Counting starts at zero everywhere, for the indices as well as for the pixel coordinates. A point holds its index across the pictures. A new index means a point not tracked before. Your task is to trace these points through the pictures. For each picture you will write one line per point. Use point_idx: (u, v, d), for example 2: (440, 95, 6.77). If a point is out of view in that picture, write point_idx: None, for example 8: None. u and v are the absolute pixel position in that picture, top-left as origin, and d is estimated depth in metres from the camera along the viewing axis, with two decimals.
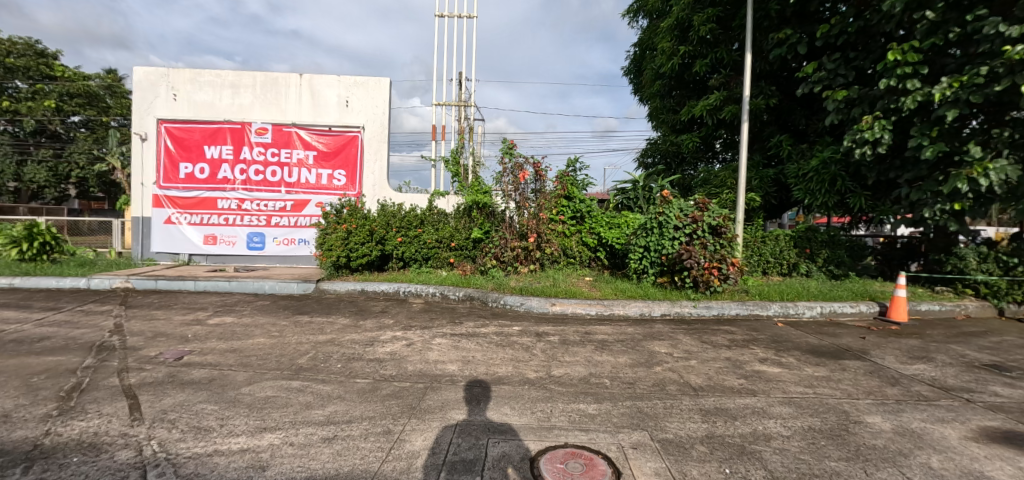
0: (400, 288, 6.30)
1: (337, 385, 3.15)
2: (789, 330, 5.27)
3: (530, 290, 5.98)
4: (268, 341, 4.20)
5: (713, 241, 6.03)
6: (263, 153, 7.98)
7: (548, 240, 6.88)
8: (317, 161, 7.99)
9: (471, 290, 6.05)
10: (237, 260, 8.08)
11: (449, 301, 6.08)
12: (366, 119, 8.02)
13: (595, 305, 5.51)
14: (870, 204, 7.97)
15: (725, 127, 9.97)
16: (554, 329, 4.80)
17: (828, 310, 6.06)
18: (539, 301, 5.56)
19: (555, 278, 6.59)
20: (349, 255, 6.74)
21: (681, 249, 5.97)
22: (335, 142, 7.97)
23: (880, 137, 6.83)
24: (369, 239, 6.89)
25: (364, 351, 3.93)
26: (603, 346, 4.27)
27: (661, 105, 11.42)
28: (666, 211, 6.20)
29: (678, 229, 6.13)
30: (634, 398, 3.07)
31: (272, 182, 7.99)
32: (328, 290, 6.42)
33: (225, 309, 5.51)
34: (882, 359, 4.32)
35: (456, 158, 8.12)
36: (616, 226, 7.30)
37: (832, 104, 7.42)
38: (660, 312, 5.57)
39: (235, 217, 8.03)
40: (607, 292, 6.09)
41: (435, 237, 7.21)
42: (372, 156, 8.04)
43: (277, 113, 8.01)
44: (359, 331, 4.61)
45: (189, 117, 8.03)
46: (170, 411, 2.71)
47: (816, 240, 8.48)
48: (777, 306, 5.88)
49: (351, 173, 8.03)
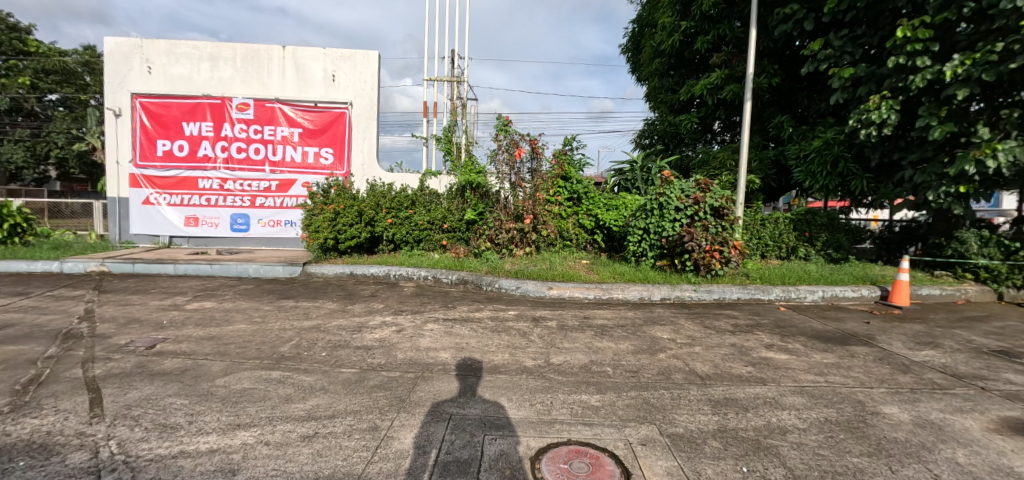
0: (390, 271, 6.06)
1: (321, 376, 2.92)
2: (793, 315, 5.12)
3: (526, 273, 5.74)
4: (249, 328, 3.95)
5: (715, 223, 5.84)
6: (245, 130, 7.57)
7: (544, 222, 6.63)
8: (302, 139, 7.59)
9: (464, 274, 5.81)
10: (221, 242, 7.74)
11: (441, 284, 5.84)
12: (354, 95, 7.63)
13: (593, 289, 5.31)
14: (872, 187, 7.81)
15: (726, 107, 9.79)
16: (552, 314, 4.61)
17: (830, 294, 5.94)
18: (536, 285, 5.35)
19: (552, 261, 6.36)
20: (337, 237, 6.46)
21: (682, 231, 5.74)
22: (320, 118, 7.58)
23: (886, 118, 6.64)
24: (358, 220, 6.61)
25: (352, 338, 3.69)
26: (603, 332, 4.08)
27: (660, 84, 11.05)
28: (667, 191, 5.95)
29: (679, 211, 5.90)
30: (638, 388, 2.89)
31: (255, 160, 7.58)
32: (315, 273, 6.15)
33: (206, 293, 5.24)
34: (889, 345, 4.20)
35: (448, 137, 7.81)
36: (615, 207, 7.08)
37: (838, 83, 7.19)
38: (660, 296, 5.39)
39: (218, 198, 7.65)
40: (605, 275, 5.89)
41: (427, 218, 6.94)
42: (361, 134, 7.68)
43: (258, 88, 7.58)
44: (347, 316, 4.37)
45: (165, 92, 7.59)
46: (135, 406, 2.48)
47: (816, 223, 8.37)
48: (779, 291, 5.74)
49: (338, 151, 7.64)
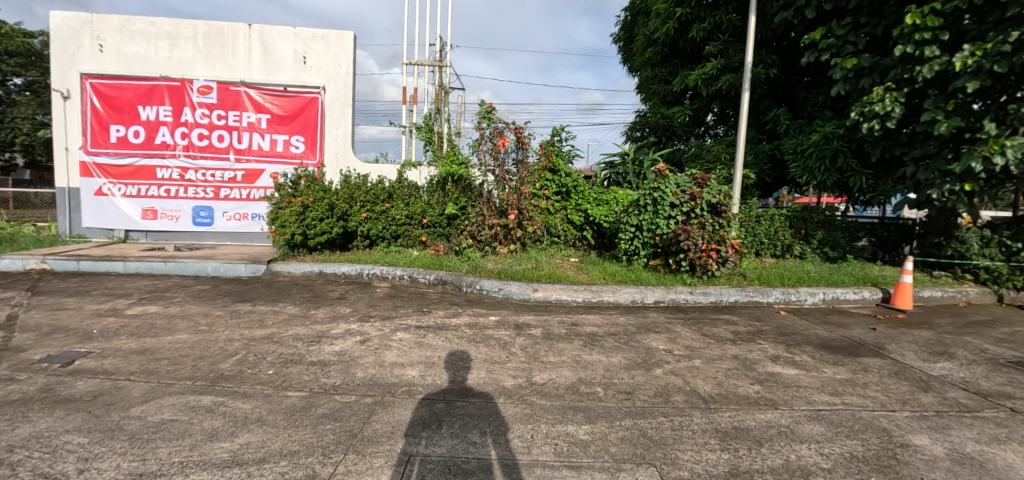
0: (363, 270, 5.59)
1: (260, 402, 2.46)
2: (795, 320, 4.79)
3: (510, 273, 5.31)
4: (191, 338, 3.46)
5: (712, 220, 5.47)
6: (207, 115, 6.97)
7: (530, 217, 6.19)
8: (271, 125, 7.03)
9: (443, 273, 5.36)
10: (182, 237, 7.16)
11: (418, 285, 5.38)
12: (328, 79, 7.08)
13: (582, 291, 4.90)
14: (871, 184, 7.54)
15: (720, 99, 9.43)
16: (537, 320, 4.19)
17: (831, 296, 5.63)
18: (520, 286, 4.93)
19: (538, 260, 5.93)
20: (306, 232, 5.95)
21: (677, 229, 5.35)
22: (290, 104, 7.01)
23: (891, 111, 6.33)
24: (329, 214, 6.11)
25: (307, 352, 3.23)
26: (593, 342, 3.67)
27: (653, 74, 10.63)
28: (661, 186, 5.56)
29: (674, 207, 5.51)
30: (634, 415, 2.48)
31: (219, 148, 7.00)
32: (281, 272, 5.65)
33: (154, 296, 4.71)
34: (901, 356, 3.87)
35: (429, 125, 7.32)
36: (605, 202, 6.70)
37: (839, 74, 6.86)
38: (654, 299, 5.01)
39: (178, 189, 7.06)
40: (595, 276, 5.48)
41: (405, 212, 6.46)
42: (335, 121, 7.12)
43: (222, 70, 6.99)
44: (308, 323, 3.89)
45: (119, 72, 6.95)
46: (16, 448, 1.99)
47: (812, 220, 8.09)
48: (778, 293, 5.41)
49: (310, 139, 7.08)
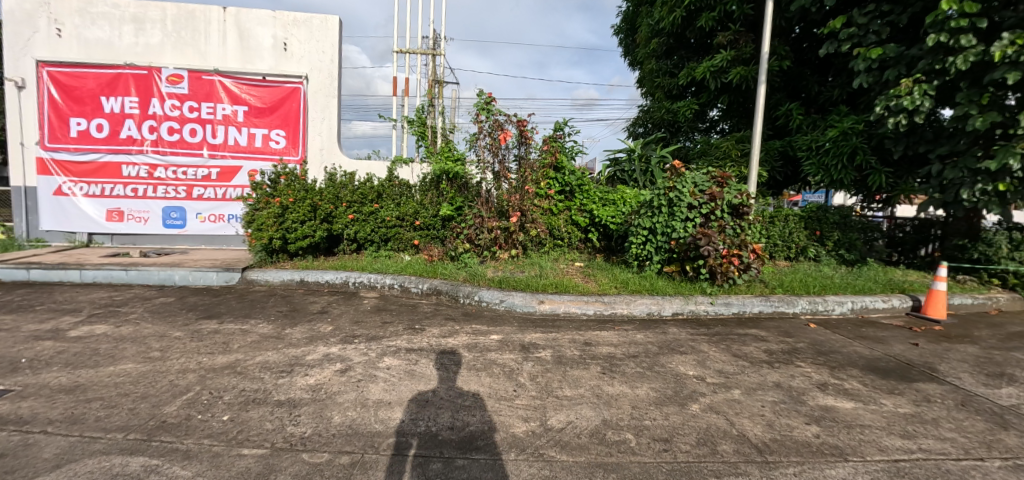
0: (348, 278, 5.05)
1: (204, 466, 1.92)
2: (828, 335, 4.32)
3: (511, 281, 4.77)
4: (137, 370, 2.90)
5: (732, 223, 4.99)
6: (178, 107, 6.36)
7: (532, 219, 5.66)
8: (248, 118, 6.42)
9: (437, 282, 4.81)
10: (152, 241, 6.56)
11: (410, 295, 4.85)
12: (311, 68, 6.48)
13: (592, 303, 4.39)
14: (891, 183, 7.12)
15: (730, 93, 8.95)
16: (546, 339, 3.67)
17: (860, 305, 5.19)
18: (523, 297, 4.40)
19: (542, 266, 5.41)
20: (286, 236, 5.37)
21: (696, 232, 4.85)
22: (269, 95, 6.41)
23: (920, 105, 5.89)
24: (312, 216, 5.54)
25: (275, 387, 2.69)
26: (612, 368, 3.16)
27: (657, 66, 10.12)
28: (677, 185, 5.06)
29: (691, 208, 5.02)
30: (679, 476, 1.98)
31: (191, 143, 6.38)
32: (257, 281, 5.09)
33: (107, 311, 4.13)
34: (959, 379, 3.41)
35: (422, 119, 6.75)
36: (612, 202, 6.23)
37: (862, 65, 6.43)
38: (671, 311, 4.52)
39: (147, 188, 6.45)
40: (605, 284, 4.97)
41: (396, 213, 5.91)
42: (319, 114, 6.53)
43: (195, 58, 6.38)
44: (280, 346, 3.35)
45: (80, 59, 6.30)
46: None
47: (827, 221, 7.66)
48: (804, 302, 4.96)
49: (291, 133, 6.48)
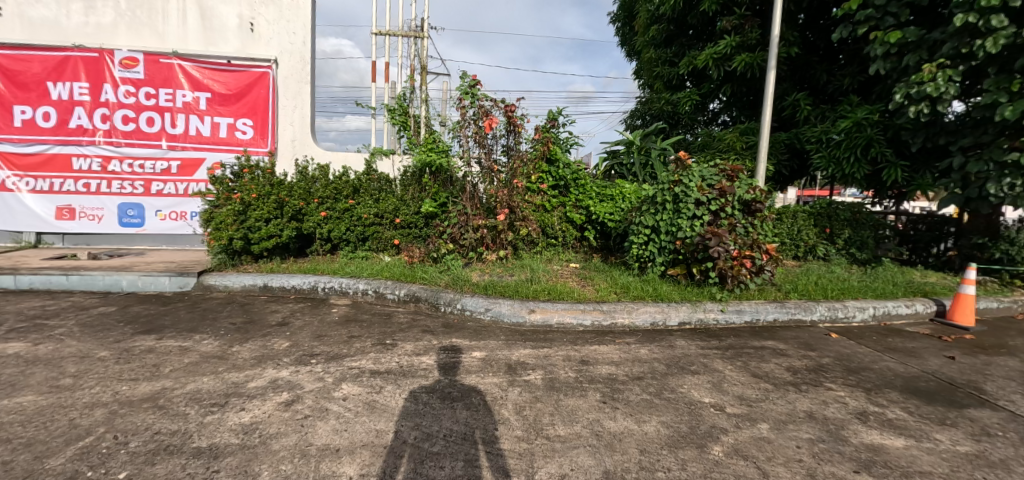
0: (317, 284, 4.51)
1: None
2: (854, 348, 3.86)
3: (498, 286, 4.23)
4: (32, 406, 2.36)
5: (742, 222, 4.52)
6: (134, 93, 5.77)
7: (523, 216, 5.13)
8: (211, 106, 5.84)
9: (415, 288, 4.26)
10: (107, 241, 6.00)
11: (385, 303, 4.31)
12: (280, 51, 5.89)
13: (590, 312, 3.87)
14: (907, 177, 6.66)
15: (733, 82, 8.45)
16: (536, 357, 3.16)
17: (882, 311, 4.74)
18: (511, 306, 3.86)
19: (534, 269, 4.89)
20: (248, 236, 4.81)
21: (705, 231, 4.33)
22: (234, 81, 5.82)
23: (945, 92, 5.42)
24: (279, 214, 4.98)
25: (198, 428, 2.15)
26: (615, 394, 2.67)
27: (656, 55, 9.60)
28: (683, 179, 4.53)
29: (698, 205, 4.51)
30: None
31: (148, 133, 5.81)
32: (215, 286, 4.56)
33: (31, 325, 3.57)
34: (1015, 403, 2.94)
35: (404, 107, 6.20)
36: (610, 198, 5.75)
37: (880, 50, 5.95)
38: (678, 321, 4.02)
39: (100, 183, 5.86)
40: (604, 288, 4.45)
41: (373, 210, 5.36)
42: (290, 101, 5.93)
43: (152, 39, 5.79)
44: (221, 369, 2.82)
45: (23, 41, 5.69)
46: None
47: (837, 217, 7.21)
48: (823, 309, 4.50)
49: (259, 123, 5.89)
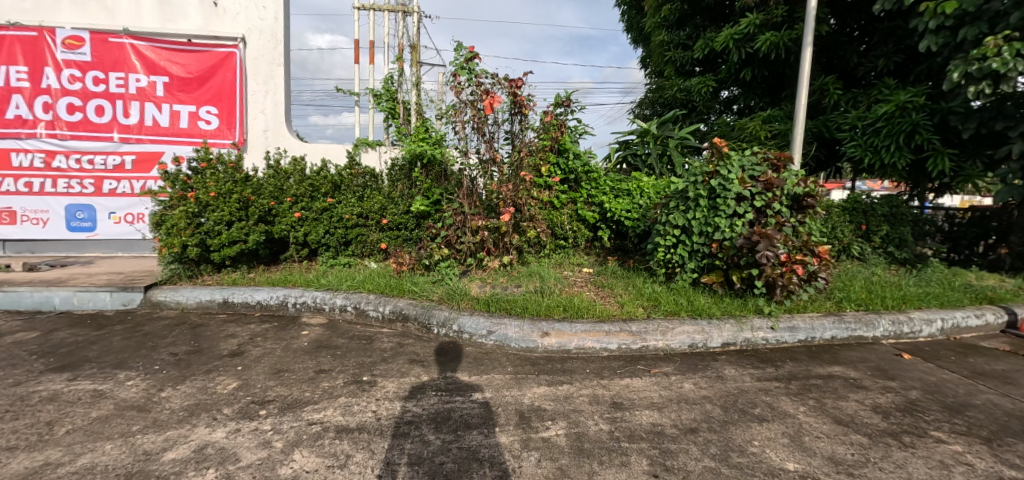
0: (287, 299, 3.78)
1: None
2: (938, 374, 3.16)
3: (504, 299, 3.50)
4: None
5: (791, 220, 3.80)
6: (79, 78, 4.98)
7: (530, 216, 4.39)
8: (169, 92, 5.08)
9: (402, 304, 3.53)
10: (54, 248, 5.26)
11: (367, 322, 3.59)
12: (248, 28, 5.13)
13: (616, 333, 3.15)
14: (956, 167, 5.96)
15: (754, 66, 7.71)
16: (554, 400, 2.45)
17: (951, 325, 4.05)
18: (519, 327, 3.14)
19: (545, 276, 4.16)
20: (206, 242, 4.07)
21: (750, 233, 3.60)
22: (196, 62, 5.07)
23: (1013, 68, 4.71)
24: (243, 216, 4.23)
25: None
26: (668, 461, 1.95)
27: (667, 37, 8.85)
28: (722, 169, 3.79)
29: (740, 201, 3.78)
30: None
31: (98, 124, 5.05)
32: (166, 303, 3.83)
33: None
34: None
35: (391, 92, 5.43)
36: (627, 193, 5.04)
37: (933, 22, 5.23)
38: (721, 341, 3.32)
39: (43, 182, 5.09)
40: (628, 300, 3.73)
41: (355, 209, 4.62)
42: (260, 86, 5.18)
43: (101, 16, 5.03)
44: (134, 431, 2.09)
45: None
46: None
47: (875, 213, 6.49)
48: (886, 324, 3.81)
49: (225, 111, 5.13)
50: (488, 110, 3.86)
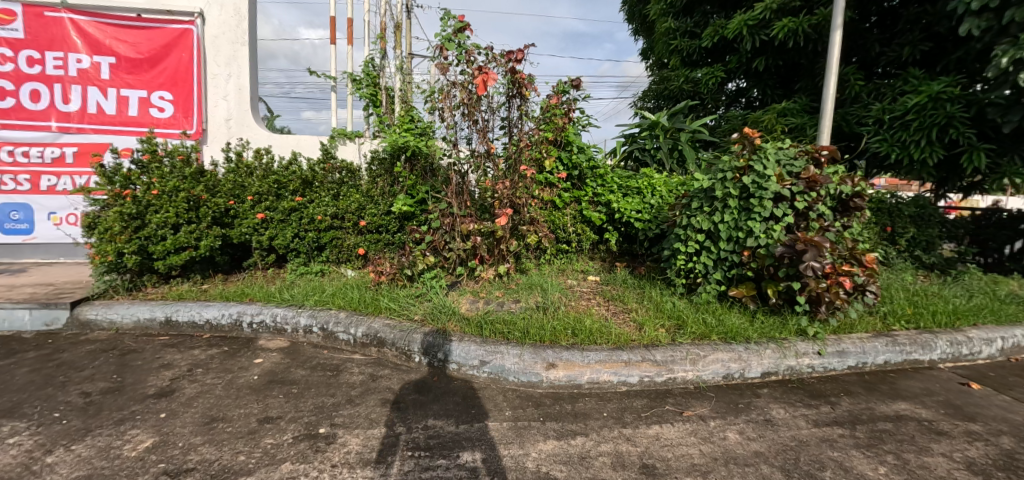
0: (241, 318, 3.17)
1: None
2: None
3: (499, 319, 2.90)
4: None
5: (835, 225, 3.26)
6: (8, 57, 4.29)
7: (530, 218, 3.81)
8: (116, 74, 4.41)
9: (378, 325, 2.94)
10: None
11: (336, 346, 3.00)
12: (207, 1, 4.48)
13: (639, 364, 2.57)
14: (992, 164, 5.45)
15: (768, 55, 7.16)
16: (567, 463, 1.87)
17: (1012, 344, 3.54)
18: (519, 356, 2.55)
19: (547, 288, 3.58)
20: (147, 249, 3.46)
21: (792, 239, 3.03)
22: (147, 41, 4.41)
23: None
24: (193, 218, 3.60)
25: None
26: None
27: (672, 25, 8.27)
28: (756, 164, 3.21)
29: (777, 201, 3.20)
30: None
31: (33, 111, 4.37)
32: (98, 323, 3.22)
33: None
34: None
35: (372, 76, 4.80)
36: (637, 191, 4.46)
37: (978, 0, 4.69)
38: (760, 371, 2.77)
39: None
40: (648, 318, 3.15)
41: (329, 209, 4.01)
42: (222, 69, 4.55)
43: None
44: None
45: None
46: None
47: (901, 214, 5.93)
48: (944, 345, 3.29)
49: (181, 97, 4.49)
50: (480, 90, 3.26)
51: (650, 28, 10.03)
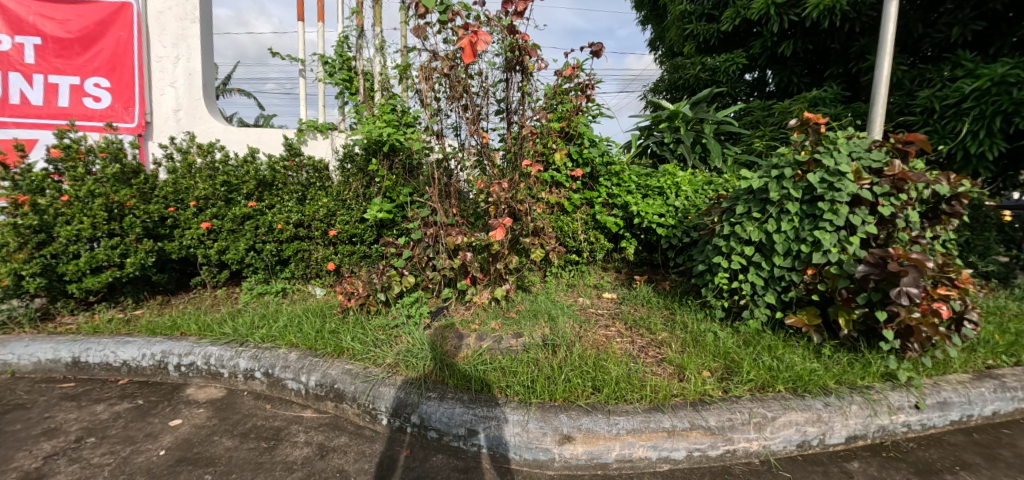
0: (167, 358, 2.49)
1: None
2: None
3: (494, 364, 2.21)
4: None
5: (924, 235, 2.54)
6: None
7: (534, 227, 3.10)
8: (42, 58, 3.68)
9: (335, 372, 2.24)
10: None
11: (284, 398, 2.31)
12: None
13: (687, 432, 1.87)
14: None
15: (797, 36, 6.42)
16: None
17: None
18: (522, 421, 1.86)
19: (555, 315, 2.87)
20: (55, 269, 2.82)
21: (877, 256, 2.31)
22: (78, 18, 3.69)
23: None
24: (117, 229, 2.92)
25: None
26: None
27: (688, 7, 7.52)
28: (825, 157, 2.49)
29: (852, 204, 2.48)
30: None
31: None
32: None
33: None
34: None
35: (346, 58, 4.11)
36: (660, 191, 3.75)
37: None
38: (844, 435, 2.07)
39: None
40: (685, 355, 2.44)
41: (290, 216, 3.29)
42: (169, 51, 3.91)
43: None
44: None
45: None
46: None
47: None
48: None
49: (121, 85, 3.79)
50: (468, 55, 2.53)
51: (661, 15, 9.30)
